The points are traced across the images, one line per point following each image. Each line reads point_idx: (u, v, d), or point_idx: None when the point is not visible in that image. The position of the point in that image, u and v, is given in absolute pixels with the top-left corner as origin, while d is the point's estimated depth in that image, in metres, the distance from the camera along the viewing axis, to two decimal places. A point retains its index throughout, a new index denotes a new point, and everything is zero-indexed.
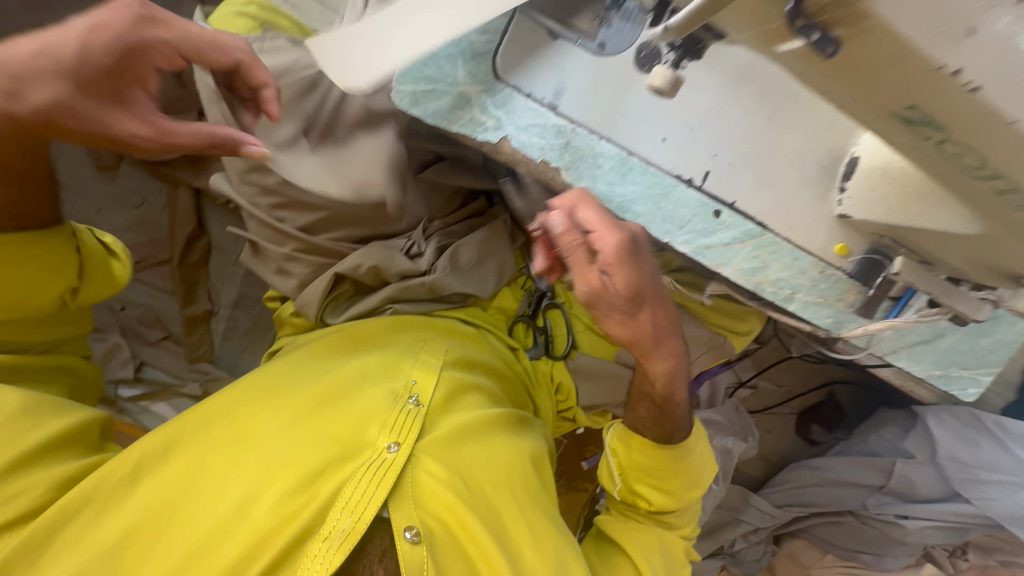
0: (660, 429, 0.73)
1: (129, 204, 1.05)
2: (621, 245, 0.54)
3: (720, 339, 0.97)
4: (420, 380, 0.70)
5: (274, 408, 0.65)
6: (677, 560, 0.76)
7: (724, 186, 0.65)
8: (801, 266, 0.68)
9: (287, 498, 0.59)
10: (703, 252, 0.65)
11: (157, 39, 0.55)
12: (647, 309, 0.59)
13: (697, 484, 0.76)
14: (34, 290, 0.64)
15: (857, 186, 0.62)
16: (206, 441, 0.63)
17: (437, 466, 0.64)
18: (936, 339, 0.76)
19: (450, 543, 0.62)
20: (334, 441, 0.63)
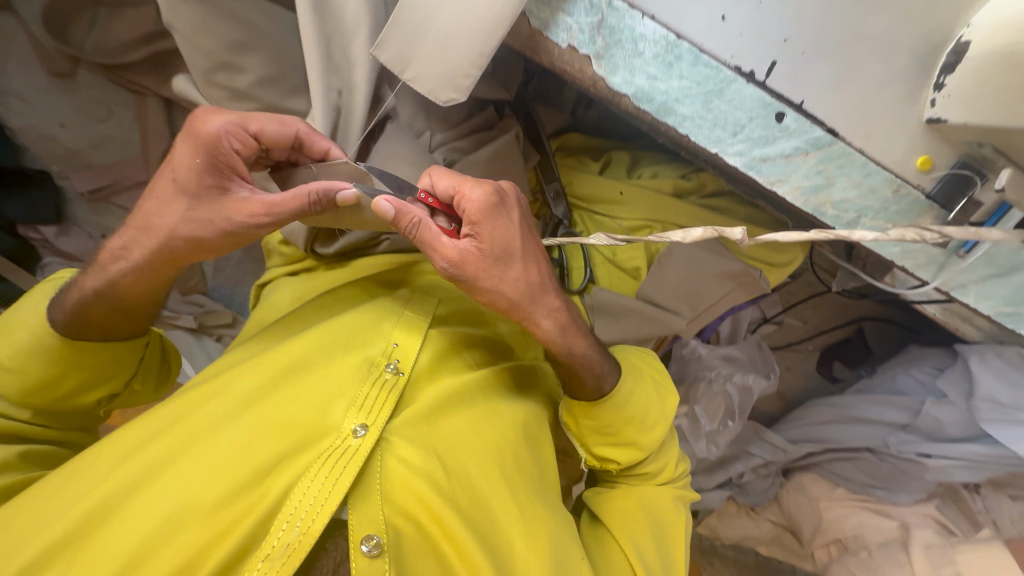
0: (580, 384, 0.65)
1: (93, 117, 0.92)
2: (480, 200, 0.52)
3: (754, 274, 0.87)
4: (402, 343, 0.60)
5: (222, 388, 0.54)
6: (665, 513, 0.70)
7: (792, 82, 0.52)
8: (873, 184, 0.57)
9: (224, 503, 0.47)
10: (757, 165, 0.56)
11: (220, 123, 0.50)
12: (518, 266, 0.56)
13: (653, 424, 0.68)
14: (79, 387, 0.59)
15: (962, 82, 0.50)
16: (136, 431, 0.51)
17: (409, 449, 0.54)
18: (1015, 272, 0.64)
19: (422, 545, 0.52)
20: (291, 427, 0.52)
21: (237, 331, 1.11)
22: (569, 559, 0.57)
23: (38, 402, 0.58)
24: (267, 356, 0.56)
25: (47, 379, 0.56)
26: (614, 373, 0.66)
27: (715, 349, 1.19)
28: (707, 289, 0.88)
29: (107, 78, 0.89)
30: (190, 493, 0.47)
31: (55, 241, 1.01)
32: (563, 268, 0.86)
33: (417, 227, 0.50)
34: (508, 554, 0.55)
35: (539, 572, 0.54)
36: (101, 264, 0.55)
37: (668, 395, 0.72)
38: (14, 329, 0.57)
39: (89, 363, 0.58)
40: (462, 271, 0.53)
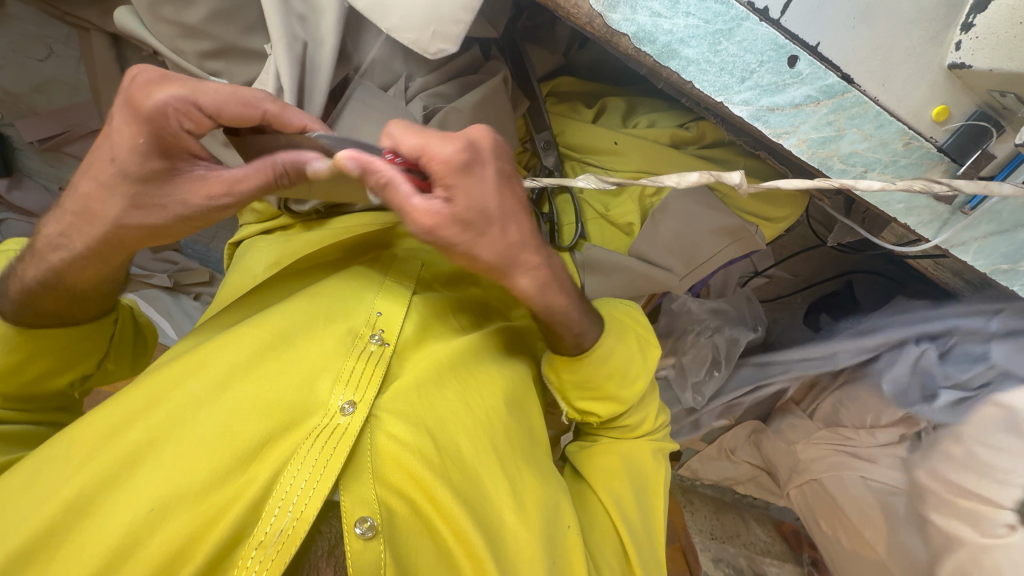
0: (561, 341, 0.65)
1: (31, 56, 0.82)
2: (455, 154, 0.43)
3: (751, 229, 0.85)
4: (385, 312, 0.60)
5: (199, 367, 0.51)
6: (648, 467, 0.71)
7: (809, 20, 0.47)
8: (883, 137, 0.54)
9: (210, 488, 0.46)
10: (764, 116, 0.52)
11: (166, 98, 0.41)
12: (496, 228, 0.48)
13: (635, 378, 0.70)
14: (51, 371, 0.56)
15: (993, 21, 0.46)
16: (110, 415, 0.48)
17: (400, 426, 0.53)
18: (1018, 230, 0.62)
19: (414, 521, 0.52)
20: (275, 405, 0.50)
21: (216, 289, 1.09)
22: (560, 523, 0.59)
23: (8, 388, 0.55)
24: (245, 333, 0.54)
25: (8, 366, 0.54)
26: (598, 328, 0.66)
27: (704, 303, 1.19)
28: (701, 245, 0.86)
29: (42, 9, 0.77)
30: (173, 481, 0.45)
31: (8, 195, 0.96)
32: (553, 224, 0.82)
33: (384, 188, 0.43)
34: (503, 529, 0.55)
35: (532, 542, 0.55)
36: (41, 251, 0.50)
37: (651, 352, 0.73)
38: None
39: (59, 345, 0.55)
40: (435, 238, 0.45)
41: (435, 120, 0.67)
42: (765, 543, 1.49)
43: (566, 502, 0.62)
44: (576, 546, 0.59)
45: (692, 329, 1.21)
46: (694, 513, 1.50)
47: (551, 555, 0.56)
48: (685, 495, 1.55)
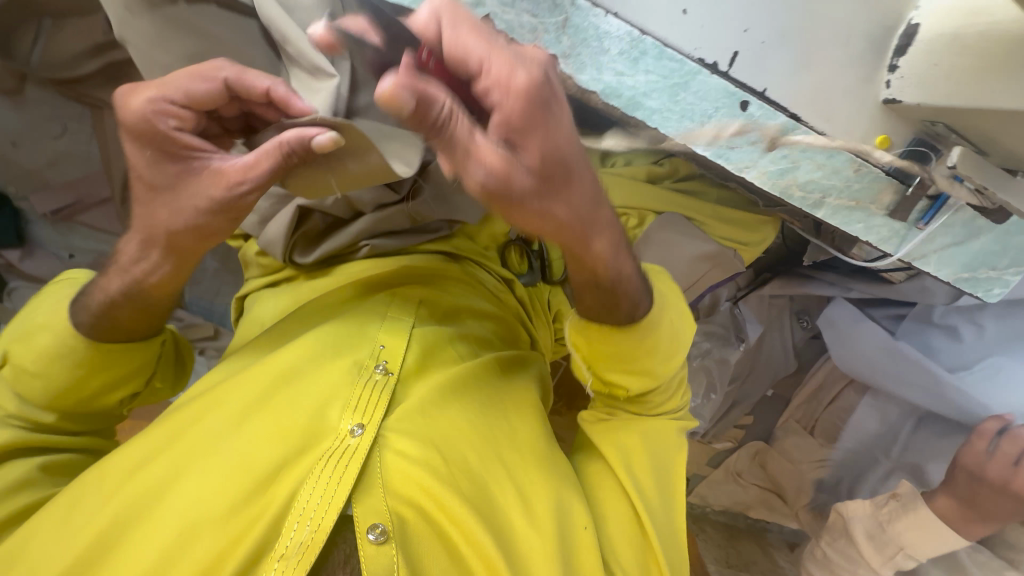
0: (597, 301, 0.64)
1: (46, 133, 0.86)
2: None
3: (729, 254, 0.90)
4: (388, 343, 0.64)
5: (217, 406, 0.58)
6: (670, 446, 0.72)
7: (755, 71, 0.53)
8: (835, 165, 0.59)
9: (234, 511, 0.51)
10: (725, 153, 0.57)
11: (140, 102, 0.50)
12: None
13: (670, 356, 0.69)
14: (106, 390, 0.64)
15: (913, 64, 0.52)
16: (139, 451, 0.56)
17: (407, 443, 0.58)
18: (969, 240, 0.68)
19: (427, 529, 0.55)
20: (288, 432, 0.56)
21: (221, 343, 1.11)
22: (573, 525, 0.60)
23: (65, 405, 0.63)
24: (258, 370, 0.61)
25: (72, 384, 0.62)
26: (647, 300, 0.66)
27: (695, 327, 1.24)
28: (687, 271, 0.91)
29: (58, 91, 0.83)
30: (198, 506, 0.51)
31: (21, 263, 0.99)
32: (543, 260, 0.87)
33: None
34: (512, 530, 0.58)
35: (545, 544, 0.57)
36: (124, 266, 0.60)
37: (687, 327, 0.72)
38: (36, 332, 0.61)
39: (114, 364, 0.63)
40: None
41: (428, 171, 0.72)
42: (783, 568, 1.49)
43: (577, 494, 0.63)
44: (589, 545, 0.59)
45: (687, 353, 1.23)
46: (705, 541, 1.50)
47: (564, 559, 0.57)
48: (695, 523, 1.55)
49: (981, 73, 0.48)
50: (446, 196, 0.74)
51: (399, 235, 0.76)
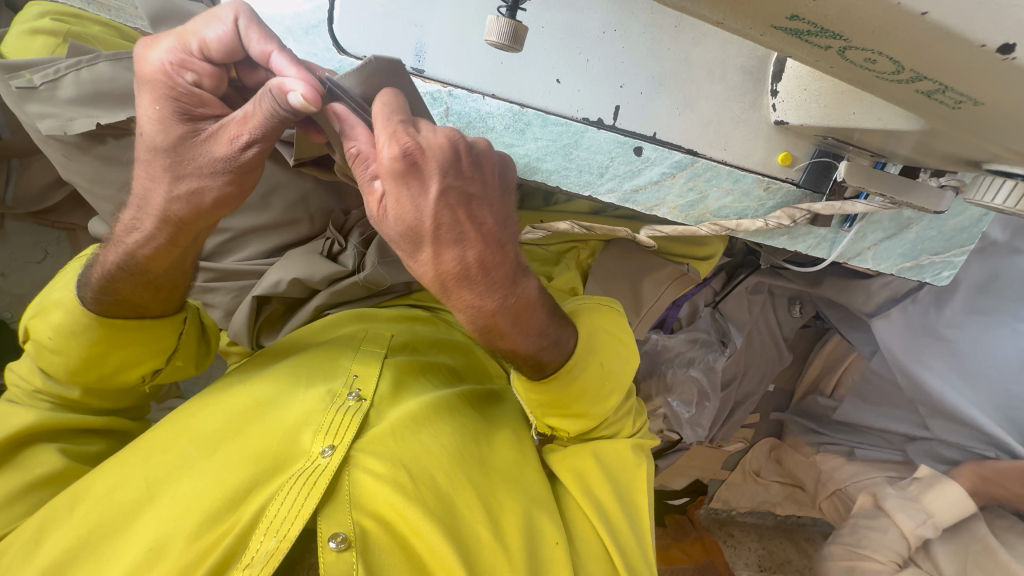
0: (519, 368, 0.55)
1: (30, 260, 0.90)
2: (395, 162, 0.37)
3: (684, 268, 0.92)
4: (361, 372, 0.63)
5: (190, 432, 0.55)
6: (628, 467, 0.64)
7: (640, 119, 0.56)
8: (744, 187, 0.61)
9: (203, 528, 0.48)
10: (632, 196, 0.60)
11: (160, 56, 0.40)
12: (429, 250, 0.41)
13: (610, 392, 0.60)
14: (121, 371, 0.59)
15: (789, 89, 0.54)
16: (110, 479, 0.52)
17: (375, 461, 0.54)
18: (903, 231, 0.69)
19: (391, 543, 0.52)
20: (259, 455, 0.53)
21: None
22: (540, 539, 0.56)
23: (87, 379, 0.58)
24: (235, 399, 0.58)
25: (89, 359, 0.56)
26: (568, 338, 0.55)
27: (679, 337, 1.21)
28: (644, 294, 0.95)
29: (34, 222, 0.88)
30: (169, 524, 0.48)
31: None
32: None
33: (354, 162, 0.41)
34: (478, 547, 0.53)
35: (511, 557, 0.53)
36: (119, 237, 0.51)
37: (630, 356, 0.62)
38: (52, 309, 0.56)
39: (149, 344, 0.58)
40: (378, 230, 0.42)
41: (375, 244, 0.75)
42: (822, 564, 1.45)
43: (545, 505, 0.59)
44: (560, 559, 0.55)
45: (672, 363, 1.22)
46: (735, 548, 1.47)
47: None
48: (722, 529, 1.51)
49: (840, 96, 0.48)
50: (398, 261, 0.76)
51: (358, 304, 0.77)
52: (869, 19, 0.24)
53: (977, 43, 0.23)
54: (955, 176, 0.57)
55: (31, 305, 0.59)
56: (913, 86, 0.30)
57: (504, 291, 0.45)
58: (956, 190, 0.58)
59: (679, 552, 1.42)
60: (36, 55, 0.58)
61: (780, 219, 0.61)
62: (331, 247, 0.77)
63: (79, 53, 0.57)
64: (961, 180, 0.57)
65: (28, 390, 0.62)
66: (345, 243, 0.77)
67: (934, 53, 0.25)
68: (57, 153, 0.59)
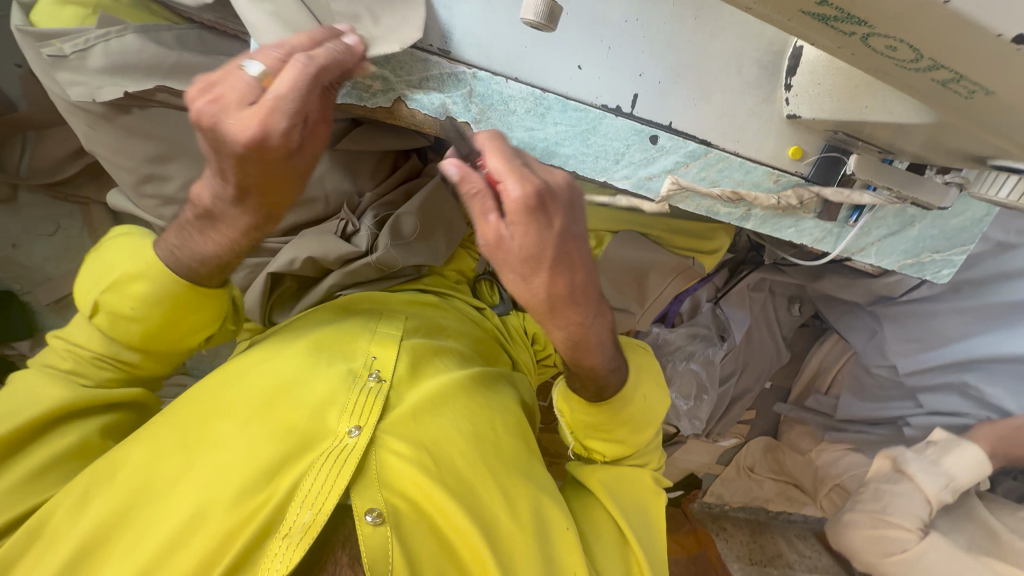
0: (582, 387, 0.63)
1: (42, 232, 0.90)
2: (528, 198, 0.42)
3: (690, 262, 0.94)
4: (380, 355, 0.64)
5: (219, 407, 0.56)
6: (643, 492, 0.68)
7: (657, 108, 0.57)
8: (754, 179, 0.62)
9: (239, 500, 0.49)
10: (646, 184, 0.60)
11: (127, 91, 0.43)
12: (545, 273, 0.45)
13: (647, 425, 0.67)
14: (188, 338, 0.60)
15: (804, 83, 0.55)
16: (143, 449, 0.53)
17: (401, 442, 0.56)
18: (906, 228, 0.70)
19: (419, 521, 0.53)
20: (289, 431, 0.54)
21: None
22: (552, 526, 0.58)
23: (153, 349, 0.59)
24: (257, 375, 0.59)
25: (158, 331, 0.57)
26: (624, 369, 0.64)
27: (679, 331, 1.22)
28: (649, 286, 0.96)
29: (48, 194, 0.88)
30: (206, 495, 0.49)
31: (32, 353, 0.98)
32: None
33: (471, 198, 0.43)
34: (497, 529, 0.55)
35: (526, 539, 0.56)
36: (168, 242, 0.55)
37: (662, 398, 0.69)
38: (137, 282, 0.55)
39: (206, 310, 0.58)
40: (493, 256, 0.45)
41: (389, 225, 0.77)
42: (811, 559, 1.45)
43: (554, 496, 0.61)
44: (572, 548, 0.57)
45: (672, 357, 1.23)
46: (727, 541, 1.49)
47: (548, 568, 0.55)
48: (715, 523, 1.54)
49: (853, 89, 0.50)
50: (410, 243, 0.78)
51: (369, 286, 0.78)
52: (893, 4, 0.26)
53: (997, 33, 0.25)
54: (959, 173, 0.58)
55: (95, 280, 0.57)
56: (928, 75, 0.31)
57: (593, 315, 0.52)
58: (960, 187, 0.59)
59: (673, 544, 1.45)
60: (65, 24, 0.59)
61: (791, 199, 0.62)
62: (346, 227, 0.78)
63: (109, 24, 0.58)
64: (965, 178, 0.58)
65: (71, 354, 0.59)
66: (359, 224, 0.78)
67: (955, 42, 0.27)
68: (82, 121, 0.60)
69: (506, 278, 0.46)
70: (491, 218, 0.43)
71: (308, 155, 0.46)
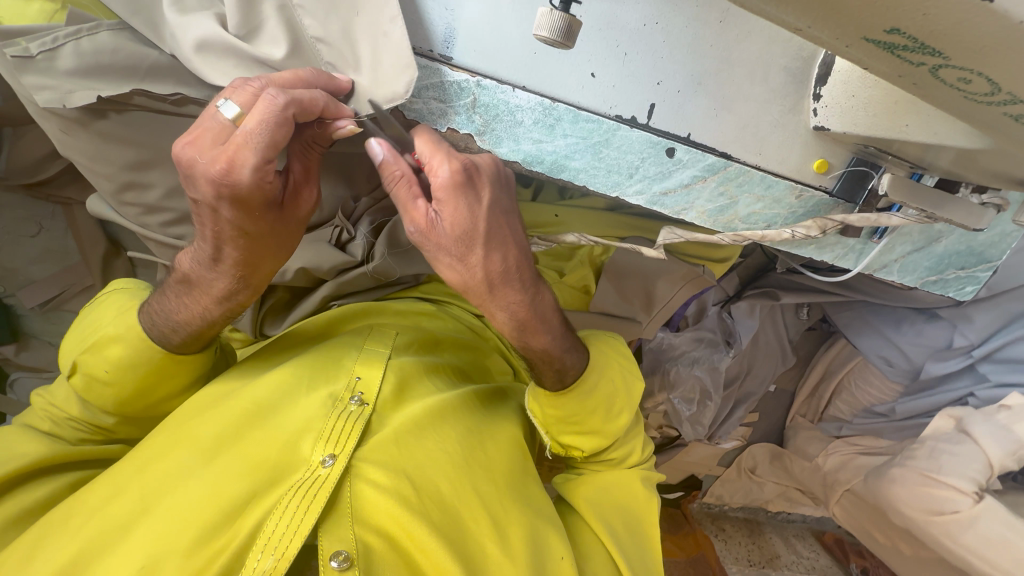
0: (540, 376, 0.59)
1: (24, 234, 0.86)
2: (456, 176, 0.42)
3: (699, 271, 0.89)
4: (364, 375, 0.60)
5: (189, 438, 0.53)
6: (635, 497, 0.64)
7: (675, 119, 0.53)
8: (775, 195, 0.58)
9: (200, 544, 0.46)
10: (660, 200, 0.57)
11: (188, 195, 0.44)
12: (481, 251, 0.46)
13: (620, 408, 0.62)
14: (160, 403, 0.59)
15: (835, 92, 0.51)
16: (109, 488, 0.50)
17: (379, 472, 0.52)
18: (932, 245, 0.67)
19: (395, 559, 0.50)
20: (258, 465, 0.51)
21: None
22: (547, 554, 0.54)
23: (129, 410, 0.58)
24: (233, 402, 0.56)
25: (138, 391, 0.57)
26: (581, 354, 0.60)
27: (684, 335, 1.18)
28: (656, 293, 0.92)
29: (29, 194, 0.84)
30: (165, 538, 0.46)
31: (17, 357, 0.95)
32: None
33: (397, 184, 0.44)
34: (483, 562, 0.52)
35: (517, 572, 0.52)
36: (167, 301, 0.54)
37: (636, 384, 0.65)
38: (108, 344, 0.55)
39: (179, 374, 0.58)
40: (425, 241, 0.46)
41: (386, 233, 0.73)
42: (809, 560, 1.46)
43: (552, 522, 0.58)
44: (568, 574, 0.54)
45: (676, 362, 1.18)
46: (726, 542, 1.47)
47: None
48: (714, 523, 1.52)
49: (893, 107, 0.47)
50: (409, 252, 0.74)
51: (365, 296, 0.75)
52: (980, 36, 0.22)
53: None
54: (996, 194, 0.55)
55: (77, 342, 0.58)
56: (1001, 109, 0.27)
57: (532, 292, 0.51)
58: (996, 209, 0.56)
59: (672, 545, 1.42)
60: (33, 20, 0.55)
61: (810, 228, 0.56)
62: (340, 235, 0.74)
63: (80, 21, 0.53)
64: (1002, 199, 0.55)
65: (51, 417, 0.60)
66: (355, 231, 0.74)
67: None
68: (54, 126, 0.56)
69: (443, 262, 0.46)
70: (417, 202, 0.44)
71: (287, 216, 0.49)
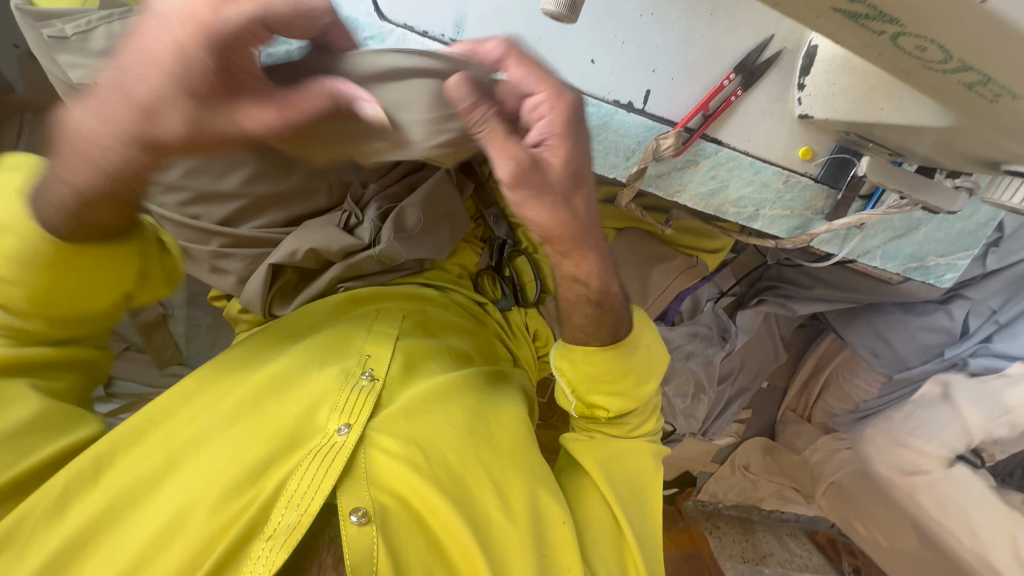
0: (593, 330, 0.62)
1: None
2: (569, 114, 0.46)
3: (694, 261, 0.94)
4: (374, 353, 0.63)
5: (210, 406, 0.56)
6: (641, 466, 0.66)
7: (670, 105, 0.57)
8: (764, 179, 0.62)
9: (225, 500, 0.49)
10: (654, 181, 0.61)
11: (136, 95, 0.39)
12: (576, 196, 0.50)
13: (649, 378, 0.66)
14: (84, 298, 0.55)
15: (818, 81, 0.54)
16: (134, 451, 0.53)
17: (391, 441, 0.55)
18: (912, 232, 0.70)
19: (406, 517, 0.53)
20: (276, 431, 0.54)
21: None
22: (546, 521, 0.57)
23: (50, 308, 0.54)
24: (253, 375, 0.59)
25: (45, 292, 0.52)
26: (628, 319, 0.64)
27: (680, 329, 1.17)
28: (651, 283, 0.94)
29: None
30: (192, 494, 0.49)
31: None
32: (515, 285, 0.85)
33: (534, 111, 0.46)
34: (488, 522, 0.55)
35: (519, 535, 0.55)
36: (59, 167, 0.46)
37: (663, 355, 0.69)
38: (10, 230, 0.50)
39: (103, 269, 0.54)
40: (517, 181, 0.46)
41: (393, 218, 0.73)
42: (802, 558, 1.47)
43: (553, 492, 0.60)
44: (566, 540, 0.56)
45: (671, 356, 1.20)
46: (721, 539, 1.49)
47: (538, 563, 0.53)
48: (708, 521, 1.54)
49: (870, 90, 0.50)
50: (414, 236, 0.75)
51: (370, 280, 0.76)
52: (932, 3, 0.25)
53: None
54: (969, 178, 0.58)
55: None
56: (957, 79, 0.31)
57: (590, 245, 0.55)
58: (968, 192, 0.60)
59: (666, 541, 1.43)
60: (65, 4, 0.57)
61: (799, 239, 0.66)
62: (348, 220, 0.74)
63: (112, 5, 0.56)
64: (974, 183, 0.58)
65: None
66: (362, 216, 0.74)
67: (999, 49, 0.27)
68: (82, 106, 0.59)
69: (544, 201, 0.48)
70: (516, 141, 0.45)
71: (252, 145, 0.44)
